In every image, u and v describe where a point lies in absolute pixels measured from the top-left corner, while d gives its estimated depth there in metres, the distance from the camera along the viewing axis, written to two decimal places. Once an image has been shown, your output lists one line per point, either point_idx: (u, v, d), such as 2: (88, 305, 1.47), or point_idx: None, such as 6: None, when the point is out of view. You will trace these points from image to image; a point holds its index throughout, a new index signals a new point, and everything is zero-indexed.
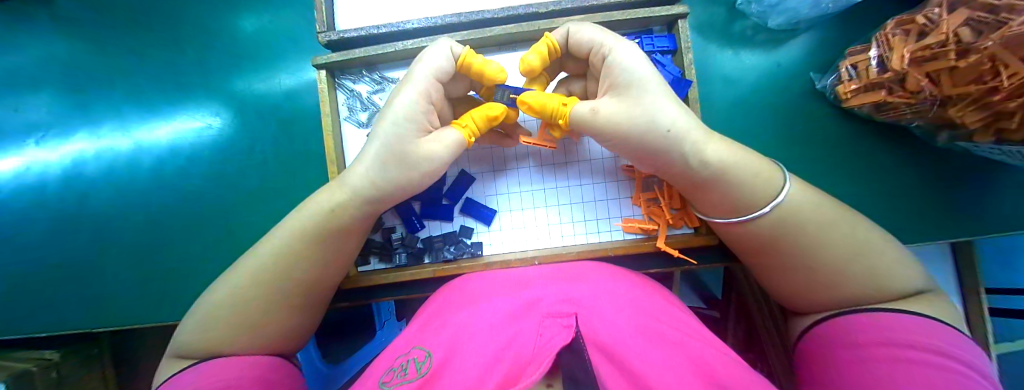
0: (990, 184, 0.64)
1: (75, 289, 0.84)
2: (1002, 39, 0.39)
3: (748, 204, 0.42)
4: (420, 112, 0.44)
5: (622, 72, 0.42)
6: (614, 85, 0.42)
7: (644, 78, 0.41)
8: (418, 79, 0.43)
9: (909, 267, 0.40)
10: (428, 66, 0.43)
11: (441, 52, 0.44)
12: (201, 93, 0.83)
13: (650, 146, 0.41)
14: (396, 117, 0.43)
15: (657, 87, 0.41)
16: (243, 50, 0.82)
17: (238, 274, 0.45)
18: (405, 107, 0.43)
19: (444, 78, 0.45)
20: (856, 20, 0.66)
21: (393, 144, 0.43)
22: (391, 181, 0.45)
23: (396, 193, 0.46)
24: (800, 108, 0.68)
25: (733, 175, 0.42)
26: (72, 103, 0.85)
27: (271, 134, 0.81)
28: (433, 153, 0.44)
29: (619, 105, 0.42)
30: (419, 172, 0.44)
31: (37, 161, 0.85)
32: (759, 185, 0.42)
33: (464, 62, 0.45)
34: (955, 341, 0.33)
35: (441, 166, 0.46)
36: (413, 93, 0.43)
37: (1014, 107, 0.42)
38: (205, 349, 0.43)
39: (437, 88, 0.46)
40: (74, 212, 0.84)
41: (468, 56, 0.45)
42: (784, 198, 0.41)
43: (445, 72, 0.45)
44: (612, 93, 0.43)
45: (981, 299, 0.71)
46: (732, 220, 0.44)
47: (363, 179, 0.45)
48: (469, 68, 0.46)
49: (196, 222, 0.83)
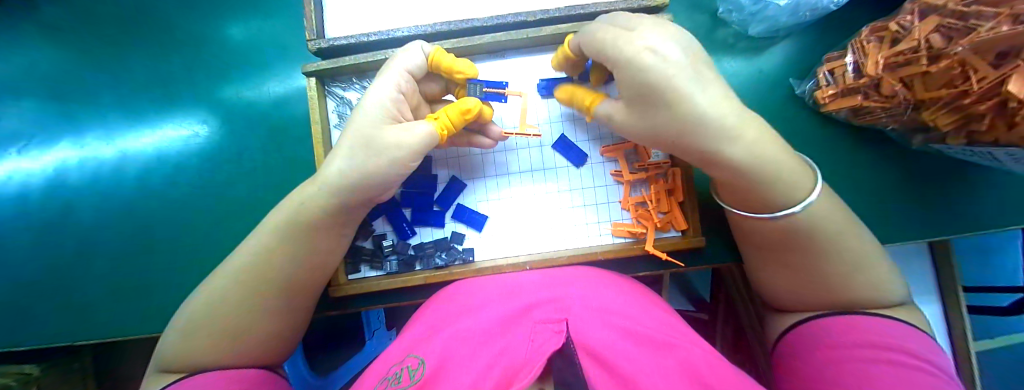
0: (963, 185, 0.66)
1: (55, 301, 0.81)
2: (971, 44, 0.39)
3: (784, 201, 0.39)
4: (389, 102, 0.44)
5: (637, 68, 0.36)
6: (628, 89, 0.39)
7: (667, 67, 0.34)
8: (389, 74, 0.44)
9: (887, 276, 0.42)
10: (400, 61, 0.45)
11: (413, 49, 0.45)
12: (188, 100, 0.82)
13: (691, 145, 0.36)
14: (368, 109, 0.43)
15: (686, 75, 0.34)
16: (231, 58, 0.82)
17: (224, 284, 0.44)
18: (376, 98, 0.43)
19: (417, 75, 0.47)
20: (833, 28, 0.68)
21: (363, 134, 0.42)
22: (360, 171, 0.42)
23: (369, 188, 0.44)
24: (783, 113, 0.70)
25: (765, 169, 0.37)
26: (55, 111, 0.83)
27: (259, 142, 0.80)
28: (400, 139, 0.42)
29: (633, 116, 0.41)
30: (386, 160, 0.42)
31: (18, 170, 0.83)
32: (793, 178, 0.39)
33: (434, 61, 0.47)
34: (921, 343, 0.36)
35: (415, 158, 0.43)
36: (383, 85, 0.44)
37: (983, 110, 0.43)
38: (189, 362, 0.42)
39: (409, 82, 0.46)
40: (56, 222, 0.82)
41: (437, 55, 0.47)
42: (814, 199, 0.39)
43: (418, 70, 0.46)
44: (635, 92, 0.38)
45: (960, 298, 0.73)
46: (764, 217, 0.42)
47: (337, 173, 0.43)
48: (439, 67, 0.47)
49: (182, 231, 0.81)
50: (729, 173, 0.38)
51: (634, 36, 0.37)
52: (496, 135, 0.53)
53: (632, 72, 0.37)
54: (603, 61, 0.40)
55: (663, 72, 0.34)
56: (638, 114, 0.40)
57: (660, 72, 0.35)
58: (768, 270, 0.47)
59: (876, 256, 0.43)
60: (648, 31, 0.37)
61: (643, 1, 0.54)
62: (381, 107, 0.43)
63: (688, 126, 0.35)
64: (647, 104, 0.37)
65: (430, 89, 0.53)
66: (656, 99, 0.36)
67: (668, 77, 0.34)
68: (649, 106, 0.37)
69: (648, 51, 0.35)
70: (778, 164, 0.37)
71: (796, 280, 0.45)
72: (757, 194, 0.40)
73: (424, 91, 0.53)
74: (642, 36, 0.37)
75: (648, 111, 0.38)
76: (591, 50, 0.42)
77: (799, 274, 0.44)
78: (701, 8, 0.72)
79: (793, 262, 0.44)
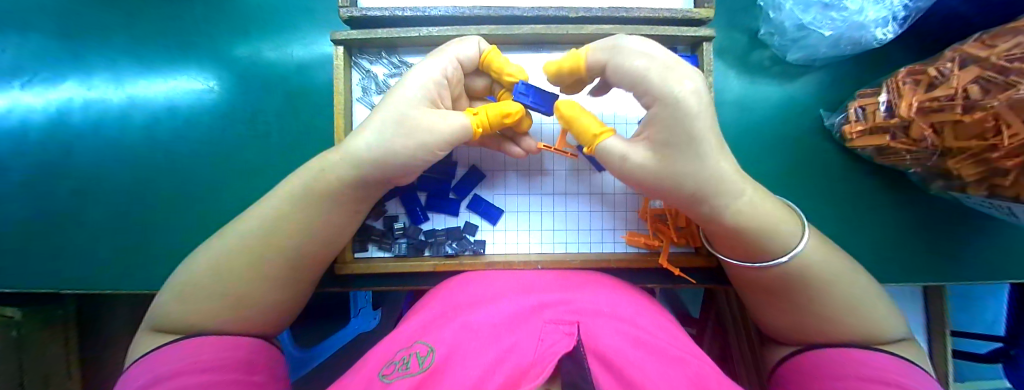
0: (967, 234, 0.68)
1: (44, 245, 0.78)
2: (1007, 100, 0.40)
3: (770, 251, 0.40)
4: (432, 86, 0.42)
5: (679, 113, 0.33)
6: (658, 127, 0.35)
7: (704, 127, 0.33)
8: (437, 59, 0.43)
9: (893, 313, 0.43)
10: (455, 50, 0.44)
11: (471, 43, 0.45)
12: (203, 54, 0.79)
13: (707, 198, 0.36)
14: (410, 88, 0.41)
15: (714, 140, 0.34)
16: (254, 15, 0.79)
17: (229, 250, 0.43)
18: (415, 81, 0.42)
19: (466, 66, 0.45)
20: (865, 65, 0.68)
21: (399, 112, 0.40)
22: (386, 147, 0.40)
23: (391, 166, 0.42)
24: (803, 142, 0.70)
25: (757, 226, 0.38)
26: (61, 48, 0.79)
27: (274, 106, 0.77)
28: (435, 125, 0.40)
29: (651, 161, 0.37)
30: (414, 142, 0.40)
31: (16, 104, 0.79)
32: (782, 236, 0.40)
33: (488, 57, 0.46)
34: (922, 381, 0.36)
35: (443, 148, 0.42)
36: (427, 68, 0.42)
37: (1010, 166, 0.43)
38: (187, 325, 0.41)
39: (457, 71, 0.45)
40: (52, 164, 0.79)
41: (492, 53, 0.46)
42: (803, 248, 0.40)
43: (469, 62, 0.45)
44: (671, 147, 0.35)
45: (947, 341, 0.74)
46: (753, 266, 0.42)
47: (362, 147, 0.41)
48: (490, 65, 0.46)
49: (184, 188, 0.79)
50: (726, 229, 0.39)
51: (679, 73, 0.33)
52: (529, 146, 0.51)
53: (674, 112, 0.33)
54: (634, 89, 0.36)
55: (705, 122, 0.33)
56: (662, 161, 0.36)
57: (701, 119, 0.33)
58: (766, 307, 0.47)
59: (875, 295, 0.43)
60: (684, 72, 0.34)
61: (689, 13, 0.53)
62: (422, 87, 0.42)
63: (709, 183, 0.35)
64: (676, 154, 0.34)
65: (476, 85, 0.51)
66: (691, 152, 0.34)
67: (701, 130, 0.33)
68: (683, 153, 0.34)
69: (693, 95, 0.33)
70: (771, 223, 0.39)
71: (789, 320, 0.44)
72: (747, 243, 0.40)
73: (470, 87, 0.52)
74: (683, 75, 0.33)
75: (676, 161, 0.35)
76: (625, 72, 0.36)
77: (796, 315, 0.43)
78: (741, 27, 0.71)
79: (783, 302, 0.44)
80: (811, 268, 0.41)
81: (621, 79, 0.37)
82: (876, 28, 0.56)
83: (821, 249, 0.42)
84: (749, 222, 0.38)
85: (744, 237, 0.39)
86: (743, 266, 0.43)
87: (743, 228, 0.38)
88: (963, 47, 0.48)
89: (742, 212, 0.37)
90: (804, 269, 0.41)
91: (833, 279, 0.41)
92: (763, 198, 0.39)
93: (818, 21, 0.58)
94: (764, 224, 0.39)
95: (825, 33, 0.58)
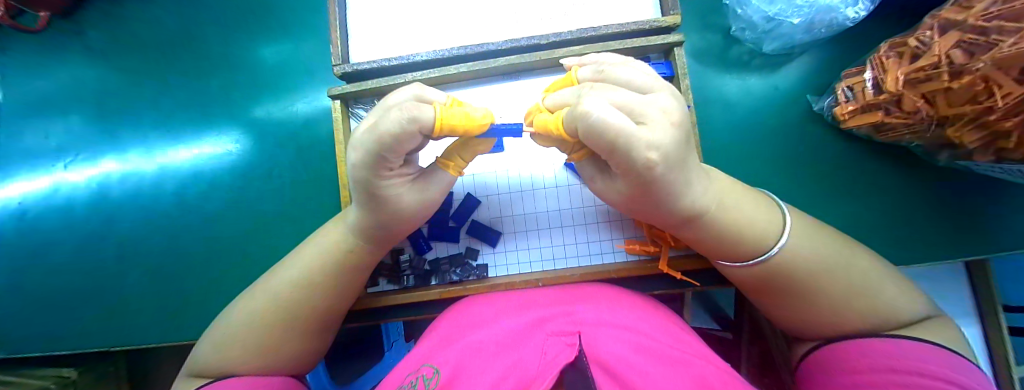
0: (994, 201, 0.63)
1: (94, 306, 0.87)
2: (992, 60, 0.38)
3: (747, 253, 0.42)
4: (375, 189, 0.37)
5: (649, 177, 0.28)
6: (628, 184, 0.33)
7: (673, 183, 0.31)
8: (358, 167, 0.35)
9: (908, 296, 0.41)
10: (378, 151, 0.32)
11: (400, 135, 0.31)
12: (221, 118, 0.88)
13: (677, 221, 0.38)
14: (360, 191, 0.38)
15: (684, 185, 0.33)
16: (263, 79, 0.87)
17: (252, 299, 0.47)
18: (359, 186, 0.38)
19: (405, 149, 0.33)
20: (847, 45, 0.68)
21: (366, 210, 0.41)
22: (383, 225, 0.44)
23: (392, 228, 0.45)
24: (799, 129, 0.69)
25: (734, 231, 0.40)
26: (102, 130, 0.91)
27: (286, 159, 0.85)
28: (403, 213, 0.42)
29: (622, 196, 0.36)
30: (402, 224, 0.45)
31: (64, 183, 0.89)
32: (758, 232, 0.41)
33: (443, 128, 0.32)
34: (955, 365, 0.34)
35: (424, 212, 0.45)
36: (362, 176, 0.36)
37: (1011, 126, 0.41)
38: (215, 372, 0.44)
39: (398, 156, 0.34)
40: (97, 232, 0.88)
41: (445, 117, 0.32)
42: (785, 240, 0.41)
43: (407, 146, 0.33)
44: (633, 192, 0.34)
45: (1000, 319, 0.68)
46: (737, 265, 0.43)
47: (354, 216, 0.44)
48: (451, 129, 0.33)
49: (213, 241, 0.86)
50: (698, 235, 0.41)
51: (646, 134, 0.26)
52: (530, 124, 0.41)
53: (640, 177, 0.29)
54: (601, 150, 0.27)
55: (672, 178, 0.30)
56: (629, 198, 0.36)
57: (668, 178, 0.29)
58: (777, 306, 0.45)
59: (878, 278, 0.42)
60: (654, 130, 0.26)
61: (656, 22, 0.55)
62: (365, 191, 0.38)
63: (678, 212, 0.36)
64: (644, 198, 0.34)
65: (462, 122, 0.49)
66: (661, 198, 0.33)
67: (671, 186, 0.31)
68: (648, 199, 0.34)
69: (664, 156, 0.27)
70: (754, 220, 0.41)
71: (798, 315, 0.44)
72: (724, 247, 0.42)
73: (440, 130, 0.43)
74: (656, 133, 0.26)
75: (649, 203, 0.35)
76: (587, 135, 0.26)
77: (800, 310, 0.43)
78: (716, 26, 0.72)
79: (785, 296, 0.43)
80: (799, 263, 0.41)
81: (588, 139, 0.27)
82: (846, 8, 0.56)
83: (804, 237, 0.42)
84: (721, 236, 0.41)
85: (719, 242, 0.41)
86: (728, 266, 0.45)
87: (717, 234, 0.40)
88: (941, 13, 0.47)
89: (725, 214, 0.39)
90: (791, 257, 0.41)
91: (830, 270, 0.41)
92: (740, 205, 0.41)
93: (784, 11, 0.58)
94: (734, 235, 0.40)
95: (794, 21, 0.59)
